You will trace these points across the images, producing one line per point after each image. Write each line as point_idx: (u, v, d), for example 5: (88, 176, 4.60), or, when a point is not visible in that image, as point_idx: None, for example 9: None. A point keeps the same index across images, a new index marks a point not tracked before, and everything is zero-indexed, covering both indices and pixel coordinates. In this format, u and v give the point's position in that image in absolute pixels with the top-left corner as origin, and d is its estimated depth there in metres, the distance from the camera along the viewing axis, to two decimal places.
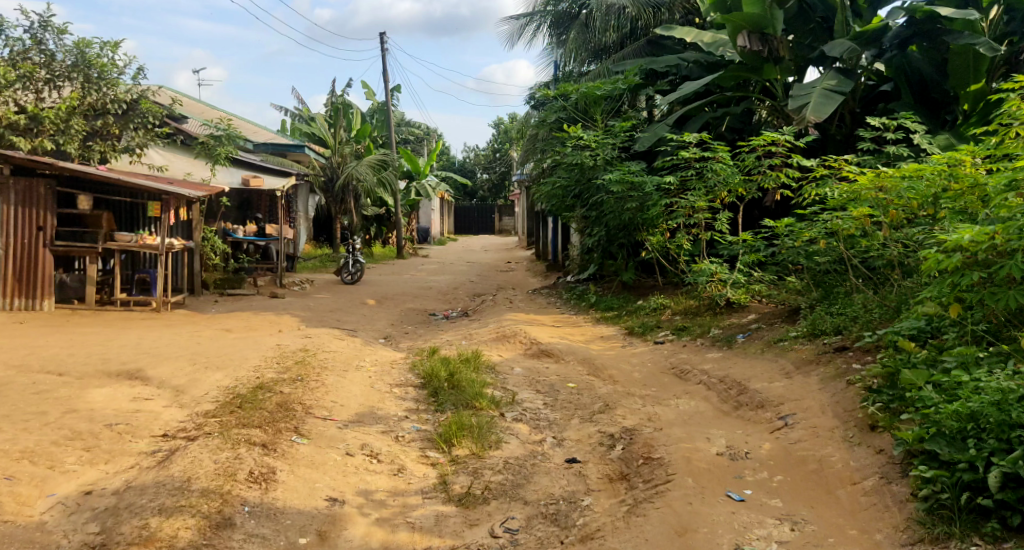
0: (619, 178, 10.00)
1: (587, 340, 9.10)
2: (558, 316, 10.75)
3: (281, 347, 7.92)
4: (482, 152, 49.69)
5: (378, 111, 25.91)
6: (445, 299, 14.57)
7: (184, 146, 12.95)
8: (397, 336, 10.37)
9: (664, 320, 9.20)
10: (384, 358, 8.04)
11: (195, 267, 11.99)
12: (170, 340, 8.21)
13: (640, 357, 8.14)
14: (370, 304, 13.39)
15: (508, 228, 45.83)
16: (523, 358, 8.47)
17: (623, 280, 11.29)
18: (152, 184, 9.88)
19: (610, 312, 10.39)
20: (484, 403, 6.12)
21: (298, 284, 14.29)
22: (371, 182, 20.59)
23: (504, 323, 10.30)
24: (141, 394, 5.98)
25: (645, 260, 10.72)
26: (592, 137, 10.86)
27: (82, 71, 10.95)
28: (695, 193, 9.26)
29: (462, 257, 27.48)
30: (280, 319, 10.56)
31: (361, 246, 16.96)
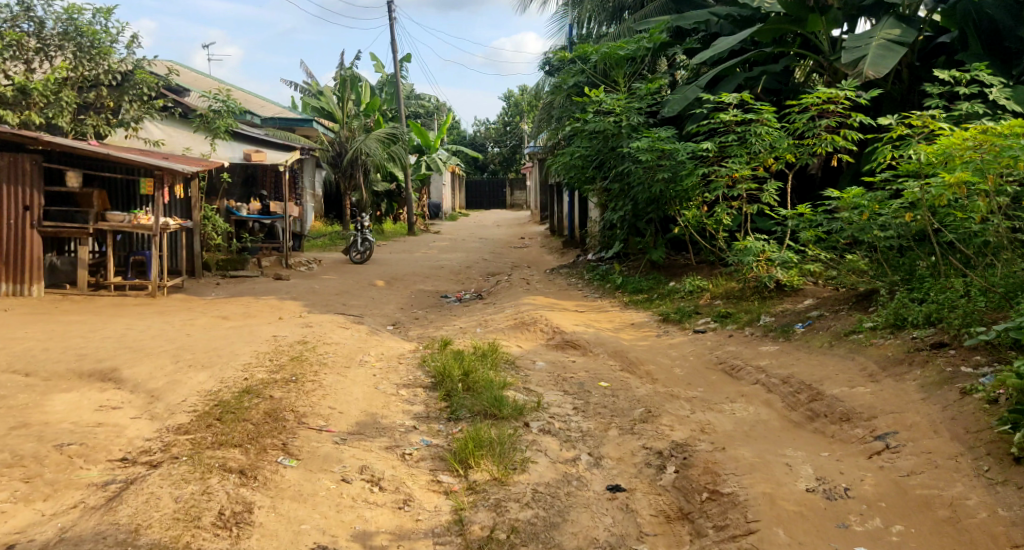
0: (648, 145, 8.99)
1: (620, 329, 8.15)
2: (581, 300, 9.82)
3: (278, 340, 6.97)
4: (492, 126, 48.58)
5: (387, 82, 24.85)
6: (457, 279, 13.69)
7: (183, 120, 11.85)
8: (408, 323, 9.45)
9: (703, 306, 8.29)
10: (391, 351, 7.15)
11: (196, 248, 10.93)
12: (156, 331, 7.20)
13: (687, 350, 7.14)
14: (379, 285, 12.50)
15: (520, 203, 44.85)
16: (546, 350, 7.56)
17: (651, 259, 10.30)
18: (145, 159, 8.80)
19: (640, 295, 9.45)
20: (506, 412, 5.16)
21: (305, 264, 13.38)
22: (381, 157, 19.68)
23: (527, 308, 9.32)
24: (114, 398, 4.83)
25: (677, 236, 9.78)
26: (616, 102, 9.84)
27: (73, 40, 9.88)
28: (736, 160, 8.27)
29: (474, 233, 26.59)
30: (281, 304, 9.66)
31: (370, 224, 16.05)
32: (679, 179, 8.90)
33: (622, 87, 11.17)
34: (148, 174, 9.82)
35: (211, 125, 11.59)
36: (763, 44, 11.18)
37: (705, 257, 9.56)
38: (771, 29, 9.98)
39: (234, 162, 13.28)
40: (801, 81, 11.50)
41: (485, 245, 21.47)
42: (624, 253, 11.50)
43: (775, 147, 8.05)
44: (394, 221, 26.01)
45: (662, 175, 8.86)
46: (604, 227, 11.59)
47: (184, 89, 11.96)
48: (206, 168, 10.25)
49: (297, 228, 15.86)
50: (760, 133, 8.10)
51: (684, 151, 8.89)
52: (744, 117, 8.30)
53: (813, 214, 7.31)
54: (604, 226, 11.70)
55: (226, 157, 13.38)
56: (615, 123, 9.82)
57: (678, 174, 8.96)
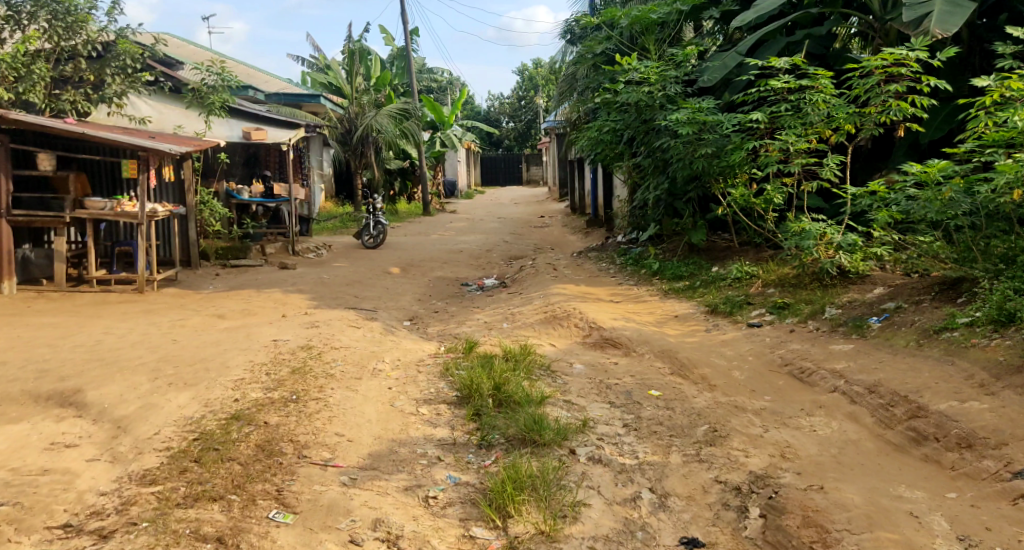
0: (687, 117, 7.97)
1: (660, 323, 7.28)
2: (615, 287, 8.94)
3: (278, 347, 6.20)
4: (506, 101, 47.49)
5: (397, 57, 23.84)
6: (477, 264, 12.85)
7: (174, 95, 11.02)
8: (426, 318, 8.66)
9: (754, 294, 7.31)
10: (409, 356, 6.35)
11: (192, 236, 10.11)
12: (140, 335, 6.45)
13: (743, 349, 6.23)
14: (394, 273, 11.67)
15: (536, 179, 43.90)
16: (582, 350, 6.74)
17: (690, 241, 9.27)
18: (125, 138, 7.98)
19: (681, 283, 8.51)
20: (546, 438, 4.32)
21: (313, 251, 12.59)
22: (392, 135, 18.76)
23: (556, 299, 8.47)
24: (72, 431, 4.22)
25: (718, 216, 8.80)
26: (650, 70, 8.79)
27: (48, 7, 9.07)
28: (791, 131, 7.24)
29: (493, 212, 25.68)
30: (288, 298, 8.87)
31: (383, 205, 15.22)
32: (724, 153, 7.92)
33: (651, 53, 10.09)
34: (134, 156, 9.01)
35: (204, 101, 10.75)
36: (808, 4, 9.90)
37: (751, 238, 8.59)
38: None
39: (232, 140, 12.43)
40: (849, 43, 10.42)
41: (504, 225, 20.56)
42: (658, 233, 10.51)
43: (834, 117, 7.07)
44: (408, 202, 25.18)
45: (705, 150, 7.87)
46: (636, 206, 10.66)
47: (176, 62, 11.13)
48: (198, 148, 9.35)
49: (306, 212, 15.05)
50: (817, 101, 7.09)
51: (729, 122, 7.90)
52: (797, 83, 7.28)
53: (888, 191, 6.24)
54: (636, 205, 10.70)
55: (223, 135, 12.57)
56: (648, 93, 8.78)
57: (722, 148, 7.97)
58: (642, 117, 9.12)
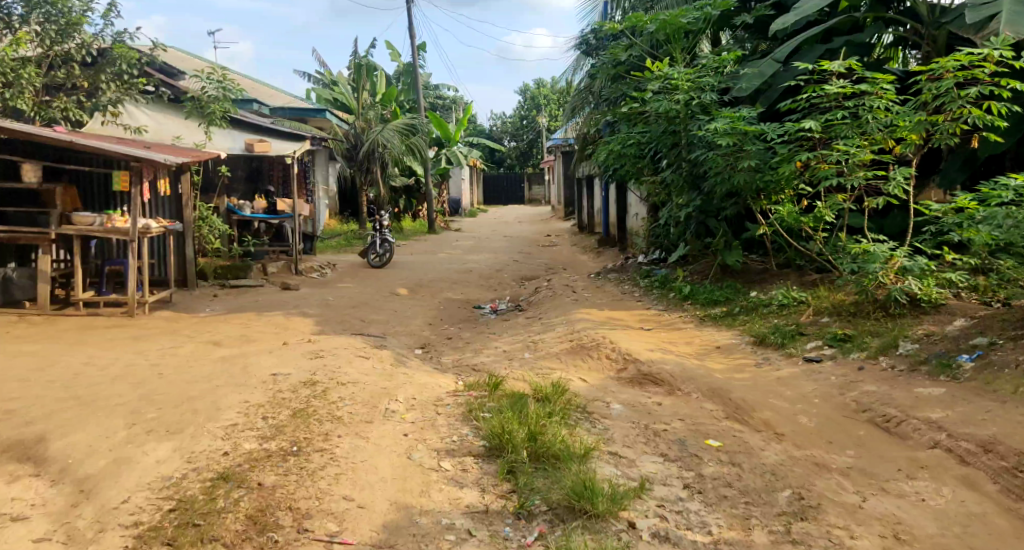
0: (727, 127, 7.15)
1: (703, 354, 6.46)
2: (642, 311, 8.08)
3: (277, 385, 5.45)
4: (508, 119, 47.01)
5: (403, 73, 23.25)
6: (488, 285, 12.13)
7: (174, 105, 10.32)
8: (439, 346, 7.93)
9: (807, 323, 6.38)
10: (426, 395, 5.63)
11: (189, 254, 9.38)
12: (123, 368, 5.68)
13: (807, 389, 5.41)
14: (402, 294, 10.95)
15: (539, 198, 43.33)
16: (619, 387, 5.97)
17: (722, 263, 8.17)
18: (117, 147, 7.22)
19: (717, 309, 7.50)
20: (599, 508, 3.58)
21: (317, 270, 11.90)
22: (398, 149, 18.02)
23: (583, 325, 7.67)
24: (23, 498, 3.48)
25: (755, 237, 7.92)
26: (684, 76, 7.96)
27: (39, 7, 8.40)
28: (847, 141, 6.42)
29: (497, 230, 25.03)
30: (289, 322, 8.12)
31: (390, 223, 14.51)
32: (769, 167, 7.09)
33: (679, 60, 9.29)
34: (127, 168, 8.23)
35: (204, 111, 10.03)
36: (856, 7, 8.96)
37: (794, 260, 7.71)
38: (846, 19, 8.39)
39: (233, 153, 11.62)
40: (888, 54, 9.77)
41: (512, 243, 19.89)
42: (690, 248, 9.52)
43: (896, 125, 6.29)
44: (412, 219, 24.47)
45: (750, 161, 7.00)
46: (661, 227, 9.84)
47: (177, 71, 10.42)
48: (196, 160, 8.64)
49: (310, 230, 14.35)
50: (878, 108, 6.31)
51: (775, 130, 7.03)
52: (854, 88, 6.48)
53: (978, 207, 5.45)
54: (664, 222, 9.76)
55: (225, 147, 11.84)
56: (683, 99, 7.92)
57: (767, 161, 7.14)
58: (672, 125, 8.26)
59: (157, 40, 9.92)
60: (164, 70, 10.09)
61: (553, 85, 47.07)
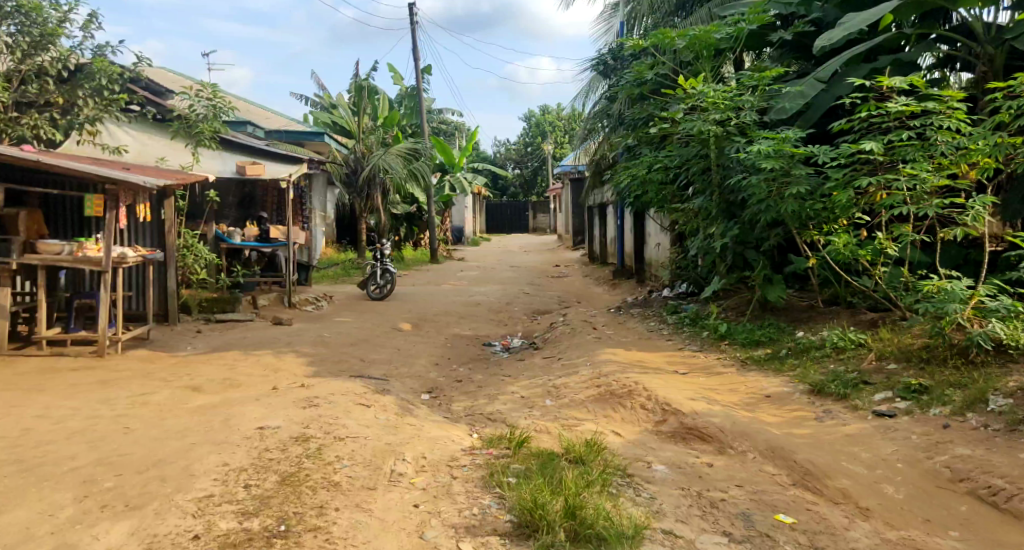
0: (772, 149, 6.41)
1: (749, 405, 5.64)
2: (673, 352, 7.31)
3: (264, 444, 4.70)
4: (511, 147, 46.65)
5: (405, 96, 22.64)
6: (498, 320, 11.38)
7: (158, 124, 9.59)
8: (448, 390, 7.17)
9: (870, 371, 5.59)
10: (440, 453, 4.85)
11: (172, 287, 8.62)
12: (84, 420, 4.96)
13: (886, 452, 4.62)
14: (405, 331, 10.21)
15: (542, 227, 42.66)
16: (657, 442, 5.19)
17: (762, 298, 7.41)
18: (89, 168, 6.48)
19: (760, 350, 6.73)
20: None
21: (311, 302, 11.26)
22: (400, 176, 17.31)
23: (609, 368, 6.87)
24: None
25: (800, 270, 7.17)
26: (721, 94, 7.26)
27: (10, 16, 7.70)
28: (914, 165, 5.67)
29: (502, 259, 24.38)
30: (281, 363, 7.39)
31: (391, 252, 13.74)
32: (819, 194, 6.34)
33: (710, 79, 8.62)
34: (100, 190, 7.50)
35: (192, 131, 9.41)
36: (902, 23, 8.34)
37: (844, 296, 6.93)
38: (896, 34, 7.66)
39: (222, 176, 10.88)
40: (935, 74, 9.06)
41: (520, 274, 19.14)
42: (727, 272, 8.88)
43: (970, 148, 5.55)
44: (413, 248, 23.75)
45: (798, 187, 6.27)
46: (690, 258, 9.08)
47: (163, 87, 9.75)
48: (179, 182, 7.96)
49: (305, 259, 13.67)
50: (948, 128, 5.57)
51: (827, 153, 6.31)
52: (920, 106, 5.75)
53: None
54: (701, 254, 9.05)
55: (214, 169, 11.07)
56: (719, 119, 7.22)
57: (818, 187, 6.42)
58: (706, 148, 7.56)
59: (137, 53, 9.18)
60: (149, 87, 9.41)
61: (556, 114, 46.69)
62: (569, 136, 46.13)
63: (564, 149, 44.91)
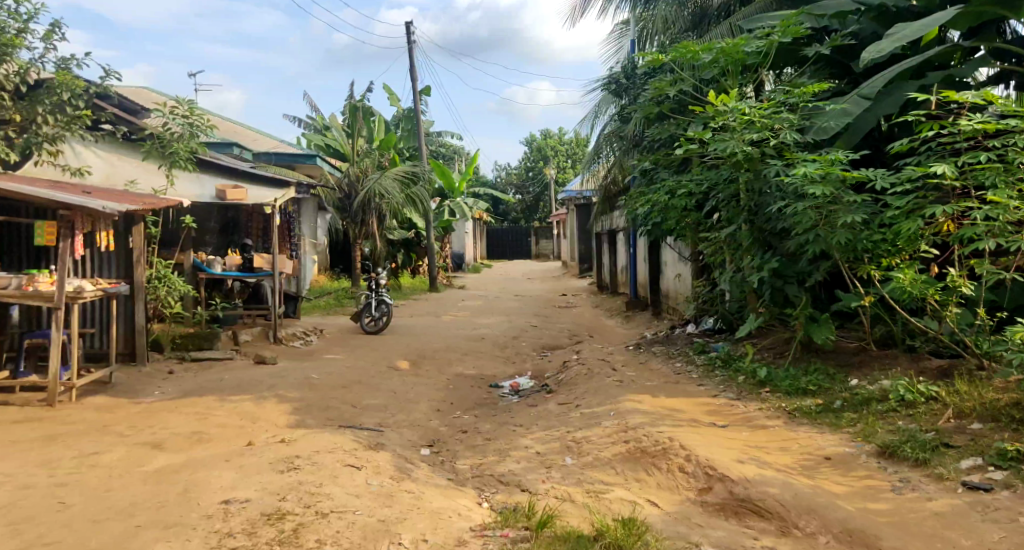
0: (821, 171, 5.59)
1: (808, 468, 4.73)
2: (704, 400, 6.51)
3: (227, 526, 3.94)
4: (513, 172, 46.26)
5: (403, 118, 22.00)
6: (505, 358, 10.61)
7: (129, 144, 9.60)
8: (450, 444, 6.39)
9: (951, 430, 4.73)
10: (445, 533, 4.01)
11: (141, 321, 8.40)
12: (12, 492, 4.33)
13: (992, 539, 3.73)
14: (403, 371, 9.44)
15: (546, 253, 41.93)
16: (696, 514, 4.37)
17: (805, 338, 6.58)
18: (42, 193, 5.94)
19: (809, 401, 5.90)
20: None
21: (297, 339, 11.19)
22: (398, 201, 16.57)
23: (636, 419, 6.01)
24: None
25: (848, 308, 6.35)
26: (759, 111, 6.47)
27: None
28: (996, 191, 4.87)
29: (508, 288, 23.77)
30: (258, 414, 6.75)
31: (388, 282, 12.94)
32: (877, 223, 5.52)
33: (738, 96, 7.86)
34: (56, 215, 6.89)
35: (165, 151, 9.44)
36: (950, 36, 7.63)
37: (902, 339, 6.12)
38: (950, 47, 6.94)
39: (199, 201, 10.35)
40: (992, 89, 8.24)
41: (526, 305, 18.37)
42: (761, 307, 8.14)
43: None
44: (412, 276, 23.02)
45: (853, 216, 5.45)
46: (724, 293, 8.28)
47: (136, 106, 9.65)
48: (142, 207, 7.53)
49: (295, 288, 12.97)
50: None
51: (885, 176, 5.51)
52: (999, 123, 4.96)
53: None
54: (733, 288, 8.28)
55: (191, 194, 10.44)
56: (758, 138, 6.41)
57: (874, 215, 5.62)
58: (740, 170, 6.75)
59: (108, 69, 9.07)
60: (122, 105, 9.39)
61: (558, 138, 46.25)
62: (571, 161, 45.65)
63: (566, 174, 44.39)
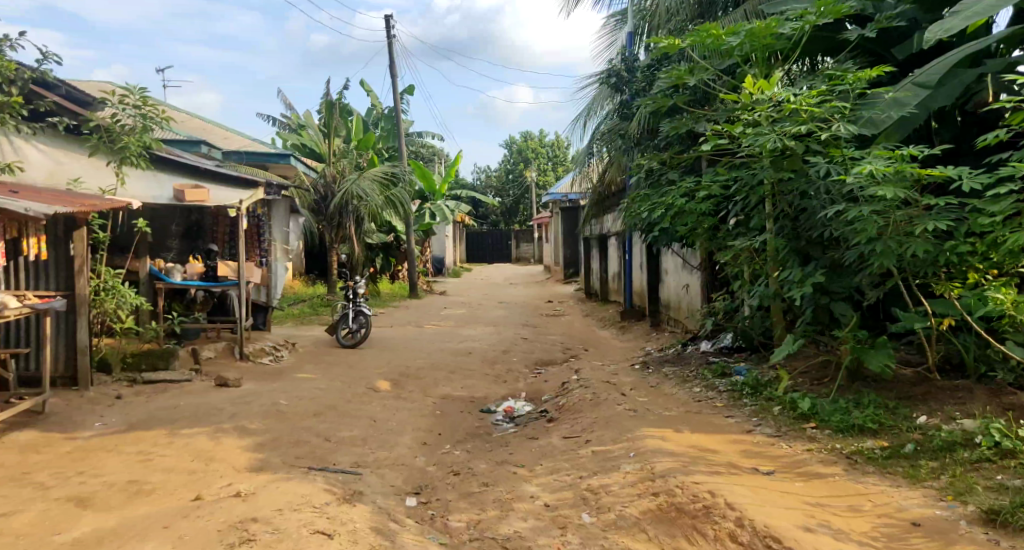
0: (893, 171, 4.74)
1: (895, 539, 3.79)
2: (737, 437, 5.59)
3: None
4: (494, 174, 45.43)
5: (383, 118, 21.00)
6: (495, 377, 9.65)
7: (74, 137, 8.62)
8: (440, 490, 5.40)
9: None
10: None
11: (84, 339, 7.48)
12: None
13: None
14: (384, 394, 8.44)
15: (527, 256, 41.07)
16: None
17: (857, 362, 5.73)
18: None
19: (872, 442, 5.07)
20: None
21: (269, 355, 10.18)
22: (378, 203, 15.53)
23: (663, 463, 5.06)
24: None
25: (909, 328, 5.50)
26: (805, 99, 5.53)
27: None
28: None
29: (492, 293, 22.83)
30: (212, 454, 5.74)
31: (367, 291, 11.91)
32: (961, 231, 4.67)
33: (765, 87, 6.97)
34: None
35: (114, 145, 8.48)
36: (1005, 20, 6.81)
37: (973, 367, 5.47)
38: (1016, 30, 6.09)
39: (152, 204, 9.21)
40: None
41: (512, 313, 17.40)
42: (790, 323, 7.32)
43: None
44: (391, 281, 22.00)
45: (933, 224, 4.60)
46: (751, 305, 7.40)
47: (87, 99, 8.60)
48: (77, 208, 6.90)
49: (264, 298, 11.90)
50: None
51: (970, 176, 4.69)
52: None
53: None
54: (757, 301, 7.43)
55: (147, 194, 9.37)
56: (805, 132, 5.49)
57: (959, 223, 4.78)
58: (778, 168, 5.84)
59: (48, 54, 8.13)
60: (70, 95, 8.43)
61: (539, 140, 45.37)
62: (553, 163, 44.81)
63: (548, 177, 43.53)
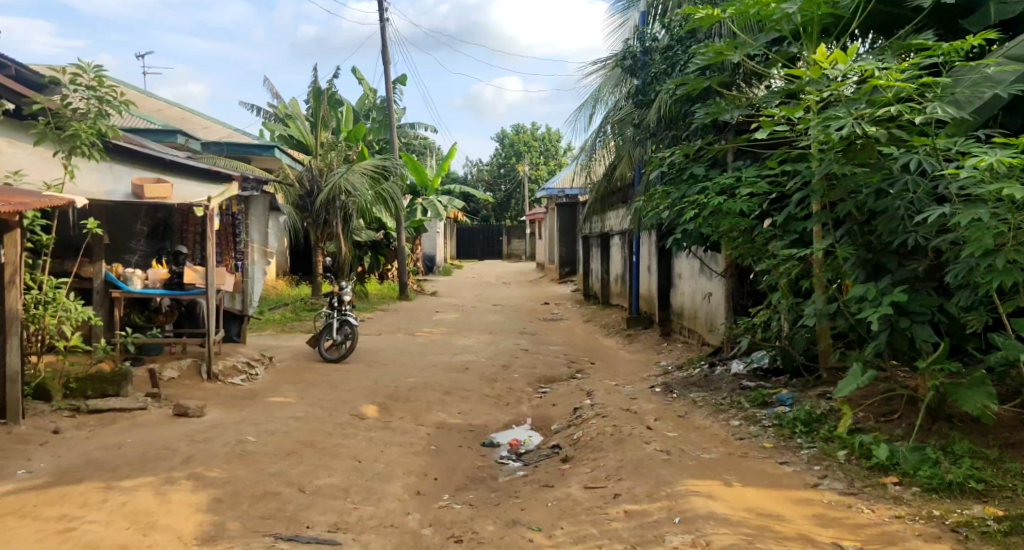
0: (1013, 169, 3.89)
1: None
2: (802, 495, 4.55)
3: None
4: (485, 169, 44.37)
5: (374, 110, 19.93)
6: (496, 398, 8.59)
7: (14, 122, 7.44)
8: None
9: None
10: None
11: (16, 365, 6.35)
12: None
13: None
14: (370, 423, 7.35)
15: (519, 253, 40.06)
16: None
17: (946, 398, 4.74)
18: None
19: (981, 507, 4.08)
20: None
21: (241, 373, 9.00)
22: (367, 200, 14.46)
23: (720, 537, 4.01)
24: None
25: (1013, 359, 4.56)
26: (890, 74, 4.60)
27: None
28: None
29: (485, 294, 21.78)
30: (154, 519, 4.65)
31: (353, 298, 10.78)
32: None
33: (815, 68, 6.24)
34: None
35: (62, 132, 7.18)
36: None
37: None
38: None
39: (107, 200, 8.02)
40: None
41: (509, 317, 16.34)
42: (842, 343, 6.37)
43: None
44: (380, 281, 20.89)
45: None
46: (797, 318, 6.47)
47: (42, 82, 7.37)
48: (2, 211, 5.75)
49: (239, 306, 10.74)
50: None
51: None
52: None
53: None
54: (802, 318, 6.54)
55: (100, 190, 8.17)
56: (891, 113, 4.75)
57: None
58: (852, 159, 5.05)
59: None
60: (19, 75, 7.22)
61: (530, 133, 44.24)
62: (544, 158, 43.77)
63: (539, 171, 42.46)
